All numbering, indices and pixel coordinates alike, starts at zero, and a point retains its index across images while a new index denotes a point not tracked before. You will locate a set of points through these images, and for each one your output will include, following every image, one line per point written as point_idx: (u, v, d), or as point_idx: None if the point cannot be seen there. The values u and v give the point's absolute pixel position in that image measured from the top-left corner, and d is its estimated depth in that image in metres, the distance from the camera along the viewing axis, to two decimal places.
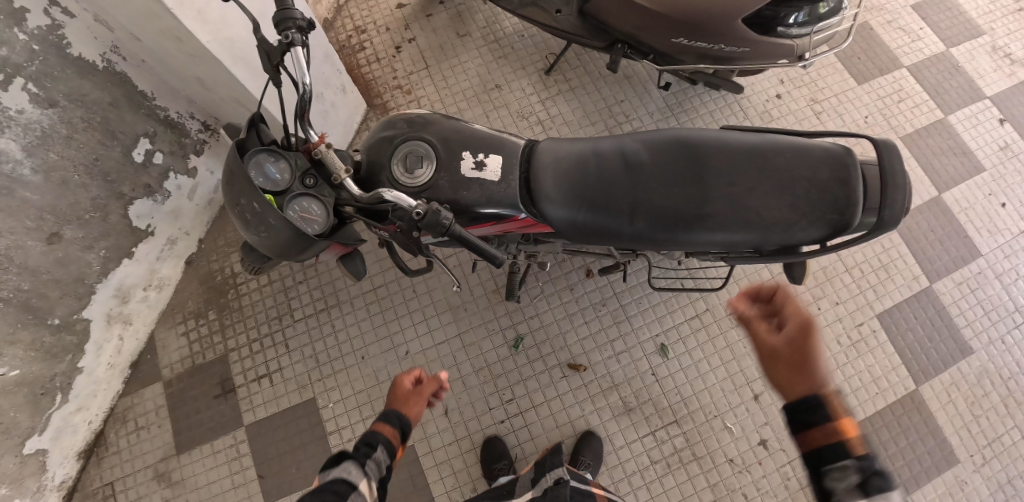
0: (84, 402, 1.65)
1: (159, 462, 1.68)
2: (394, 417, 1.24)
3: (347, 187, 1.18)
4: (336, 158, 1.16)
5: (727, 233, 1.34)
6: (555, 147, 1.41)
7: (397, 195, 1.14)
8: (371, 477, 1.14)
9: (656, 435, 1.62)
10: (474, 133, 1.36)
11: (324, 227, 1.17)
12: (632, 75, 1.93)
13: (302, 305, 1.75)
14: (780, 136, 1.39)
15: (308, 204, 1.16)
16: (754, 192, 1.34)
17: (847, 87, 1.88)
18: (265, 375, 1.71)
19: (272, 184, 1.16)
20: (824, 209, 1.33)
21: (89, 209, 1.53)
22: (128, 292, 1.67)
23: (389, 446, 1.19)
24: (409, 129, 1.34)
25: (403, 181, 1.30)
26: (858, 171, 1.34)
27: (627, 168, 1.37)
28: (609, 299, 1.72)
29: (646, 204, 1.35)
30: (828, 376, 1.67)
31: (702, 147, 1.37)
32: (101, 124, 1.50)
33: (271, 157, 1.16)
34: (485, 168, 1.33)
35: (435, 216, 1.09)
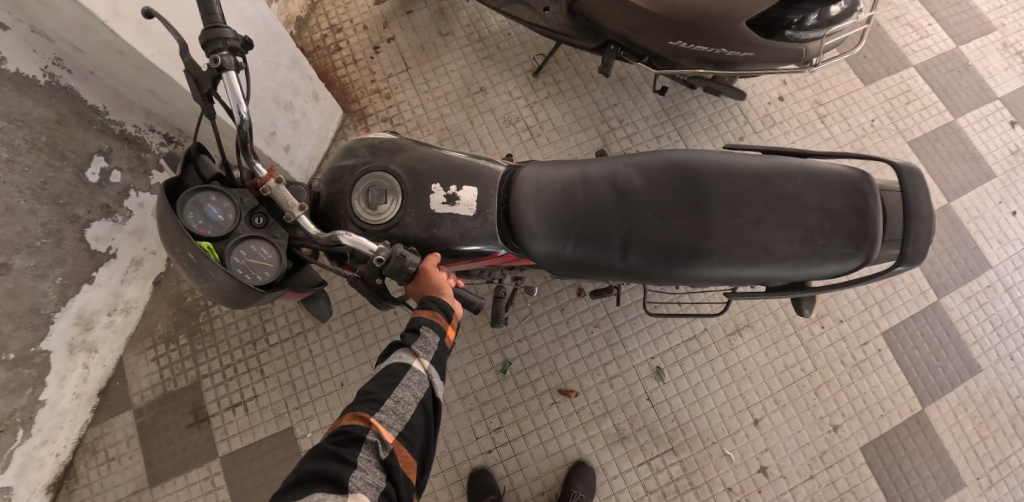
0: (49, 435, 1.55)
1: (130, 495, 1.58)
2: (431, 298, 1.12)
3: (302, 225, 1.08)
4: (288, 194, 1.06)
5: (730, 269, 1.25)
6: (540, 173, 1.32)
7: (354, 239, 1.08)
8: (422, 357, 1.08)
9: (652, 464, 1.57)
10: (444, 162, 1.28)
11: (275, 273, 1.08)
12: (626, 76, 1.82)
13: (277, 328, 1.67)
14: (787, 159, 1.30)
15: (256, 247, 1.08)
16: (760, 225, 1.25)
17: (852, 88, 1.78)
18: (239, 403, 1.63)
19: (214, 226, 1.07)
20: (835, 243, 1.24)
21: (39, 235, 1.44)
22: (91, 318, 1.58)
23: (434, 327, 1.10)
24: (373, 157, 1.27)
25: (365, 217, 1.22)
26: (876, 199, 1.25)
27: (617, 197, 1.28)
28: (602, 320, 1.66)
29: (639, 237, 1.26)
30: (831, 398, 1.60)
31: (702, 175, 1.28)
32: (46, 144, 1.41)
33: (212, 196, 1.08)
34: (457, 202, 1.26)
35: (401, 262, 1.07)
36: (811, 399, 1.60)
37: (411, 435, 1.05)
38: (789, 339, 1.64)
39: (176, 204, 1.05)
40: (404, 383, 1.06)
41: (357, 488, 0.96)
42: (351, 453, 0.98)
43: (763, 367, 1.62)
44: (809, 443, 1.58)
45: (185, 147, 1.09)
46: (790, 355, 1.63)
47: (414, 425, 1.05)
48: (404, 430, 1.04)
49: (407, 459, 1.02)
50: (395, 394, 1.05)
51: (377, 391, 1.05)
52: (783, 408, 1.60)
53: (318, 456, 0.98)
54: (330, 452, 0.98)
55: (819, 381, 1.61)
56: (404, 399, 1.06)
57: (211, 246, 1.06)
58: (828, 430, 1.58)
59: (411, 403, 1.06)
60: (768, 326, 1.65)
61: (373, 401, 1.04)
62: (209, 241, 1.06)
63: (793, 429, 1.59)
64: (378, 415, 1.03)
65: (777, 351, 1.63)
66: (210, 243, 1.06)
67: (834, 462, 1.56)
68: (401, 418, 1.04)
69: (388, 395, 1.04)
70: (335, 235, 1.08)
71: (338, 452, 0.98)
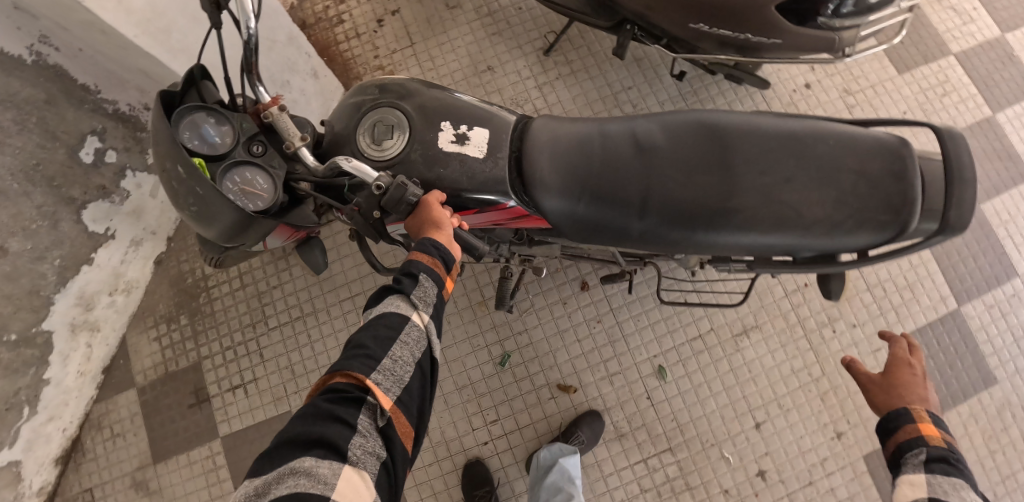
0: (55, 412, 1.57)
1: (135, 470, 1.62)
2: (431, 243, 1.02)
3: (302, 157, 1.05)
4: (290, 124, 1.04)
5: (753, 234, 1.19)
6: (553, 126, 1.27)
7: (356, 165, 1.02)
8: (421, 310, 0.97)
9: (648, 463, 1.56)
10: (457, 102, 1.20)
11: (268, 204, 1.03)
12: (643, 57, 1.73)
13: (276, 312, 1.66)
14: (819, 119, 1.24)
15: (251, 174, 1.03)
16: (791, 186, 1.19)
17: (885, 77, 1.66)
18: (239, 385, 1.64)
19: (209, 147, 1.02)
20: (870, 209, 1.18)
21: (35, 218, 1.43)
22: (92, 298, 1.58)
23: (433, 277, 1.00)
24: (381, 95, 1.20)
25: (367, 152, 1.15)
26: (916, 164, 1.18)
27: (637, 153, 1.22)
28: (605, 316, 1.63)
29: (658, 195, 1.20)
30: (837, 404, 1.57)
31: (729, 132, 1.22)
32: (37, 125, 1.38)
33: (210, 117, 1.03)
34: (466, 142, 1.18)
35: (402, 191, 1.03)
36: (815, 405, 1.57)
37: (410, 400, 0.93)
38: (798, 343, 1.60)
39: (171, 118, 1.00)
40: (403, 340, 0.95)
41: (355, 456, 0.85)
42: (348, 415, 0.87)
43: (769, 371, 1.59)
44: (811, 450, 1.55)
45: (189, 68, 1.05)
46: (798, 358, 1.59)
47: (413, 389, 0.94)
48: (402, 393, 0.92)
49: (405, 427, 0.91)
50: (393, 351, 0.93)
51: (371, 346, 0.93)
52: (787, 413, 1.57)
53: (311, 415, 0.86)
54: (326, 412, 0.87)
55: (826, 387, 1.57)
56: (402, 358, 0.94)
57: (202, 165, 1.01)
58: (831, 437, 1.55)
59: (410, 363, 0.94)
60: (777, 328, 1.61)
61: (366, 358, 0.91)
62: (202, 161, 1.01)
63: (795, 434, 1.56)
64: (375, 375, 0.90)
65: (785, 354, 1.59)
66: (203, 163, 1.01)
67: (835, 469, 1.54)
68: (399, 380, 0.92)
69: (384, 354, 0.92)
70: (333, 161, 1.03)
71: (335, 413, 0.87)
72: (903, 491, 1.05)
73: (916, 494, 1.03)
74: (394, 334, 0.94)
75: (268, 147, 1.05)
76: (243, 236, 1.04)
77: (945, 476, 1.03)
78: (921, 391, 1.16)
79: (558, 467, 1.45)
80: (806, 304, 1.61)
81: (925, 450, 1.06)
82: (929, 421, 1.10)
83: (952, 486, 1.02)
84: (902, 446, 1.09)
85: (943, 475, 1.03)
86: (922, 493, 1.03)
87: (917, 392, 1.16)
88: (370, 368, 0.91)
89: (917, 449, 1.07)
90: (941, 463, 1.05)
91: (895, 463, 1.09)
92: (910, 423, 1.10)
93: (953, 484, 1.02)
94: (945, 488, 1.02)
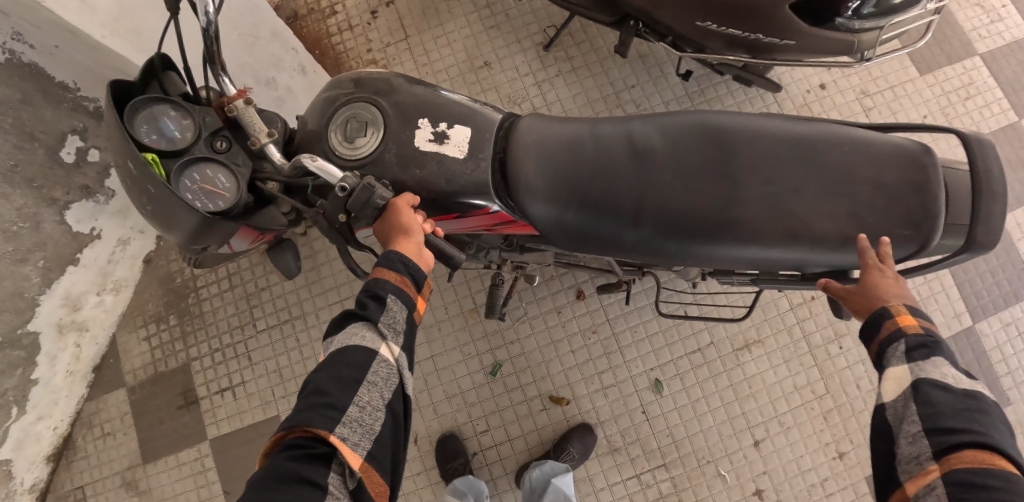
0: (45, 411, 1.56)
1: (126, 470, 1.61)
2: (399, 259, 0.95)
3: (267, 155, 1.04)
4: (256, 118, 1.02)
5: (758, 248, 1.10)
6: (540, 126, 1.18)
7: (320, 165, 0.99)
8: (390, 342, 0.91)
9: (641, 479, 1.51)
10: (438, 98, 1.13)
11: (229, 203, 1.00)
12: (647, 54, 1.67)
13: (265, 314, 1.66)
14: (834, 124, 1.14)
15: (211, 172, 1.00)
16: (799, 195, 1.10)
17: (906, 78, 1.59)
18: (227, 388, 1.64)
19: (168, 142, 1.00)
20: (888, 223, 1.09)
21: (15, 219, 1.40)
22: (79, 299, 1.57)
23: (402, 299, 0.93)
24: (356, 89, 1.12)
25: (339, 150, 1.08)
26: (939, 173, 1.10)
27: (631, 158, 1.14)
28: (601, 326, 1.59)
29: (654, 204, 1.12)
30: (840, 423, 1.51)
31: (733, 137, 1.13)
32: (14, 125, 1.37)
33: (170, 110, 1.01)
34: (445, 141, 1.11)
35: (368, 194, 0.99)
36: (817, 424, 1.52)
37: (380, 452, 0.87)
38: (802, 359, 1.55)
39: (129, 111, 0.98)
40: (371, 382, 0.89)
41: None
42: (314, 476, 0.81)
43: (770, 387, 1.54)
44: (811, 469, 1.50)
45: (150, 59, 1.03)
46: (801, 375, 1.54)
47: (383, 439, 0.88)
48: (373, 448, 0.86)
49: (377, 485, 0.85)
50: (360, 398, 0.87)
51: (333, 392, 0.87)
52: (787, 431, 1.52)
53: (272, 481, 0.80)
54: (290, 476, 0.81)
55: (829, 405, 1.52)
56: (371, 404, 0.88)
57: (157, 159, 0.98)
58: (832, 457, 1.50)
59: (380, 408, 0.89)
60: (780, 343, 1.56)
61: (329, 409, 0.85)
62: (160, 157, 0.99)
63: (796, 453, 1.50)
64: (338, 431, 0.84)
65: (787, 370, 1.55)
66: (158, 157, 0.98)
67: (835, 490, 1.48)
68: (368, 431, 0.87)
69: (350, 402, 0.87)
70: (296, 159, 1.00)
71: (300, 475, 0.81)
72: (886, 385, 0.93)
73: (902, 388, 0.91)
74: (359, 377, 0.88)
75: (232, 144, 1.05)
76: (199, 238, 1.00)
77: (928, 360, 0.91)
78: (894, 286, 1.02)
79: (552, 487, 1.40)
80: (812, 319, 1.56)
81: (904, 341, 0.94)
82: (907, 312, 0.97)
83: (934, 368, 0.90)
84: (882, 343, 0.96)
85: (925, 359, 0.91)
86: (907, 384, 0.90)
87: (889, 283, 1.01)
88: (331, 424, 0.84)
89: (895, 341, 0.95)
90: (922, 347, 0.93)
91: (878, 362, 0.97)
92: (889, 319, 0.97)
93: (934, 363, 0.90)
94: (927, 372, 0.90)
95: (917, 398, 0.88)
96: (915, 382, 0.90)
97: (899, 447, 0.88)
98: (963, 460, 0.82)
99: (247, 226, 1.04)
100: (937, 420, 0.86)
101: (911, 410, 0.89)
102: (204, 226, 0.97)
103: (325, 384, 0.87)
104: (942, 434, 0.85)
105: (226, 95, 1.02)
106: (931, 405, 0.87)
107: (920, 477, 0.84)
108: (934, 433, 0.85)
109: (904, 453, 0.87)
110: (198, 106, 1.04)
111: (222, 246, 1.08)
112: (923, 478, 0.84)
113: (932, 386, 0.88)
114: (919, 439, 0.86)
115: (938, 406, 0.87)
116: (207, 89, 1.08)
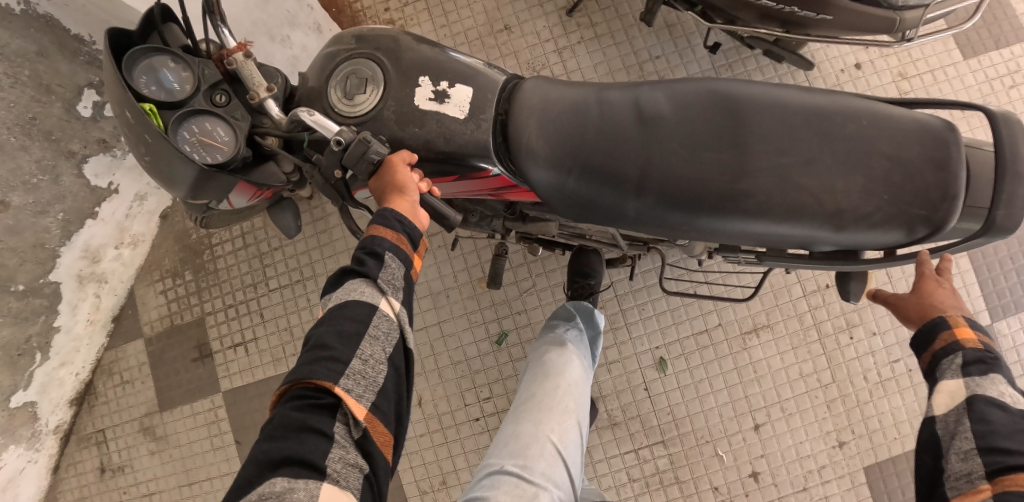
0: (67, 357, 1.63)
1: (144, 416, 1.68)
2: (395, 218, 0.96)
3: (267, 109, 1.06)
4: (254, 71, 1.05)
5: (766, 222, 1.06)
6: (545, 88, 1.15)
7: (318, 119, 1.01)
8: (390, 296, 0.92)
9: (639, 454, 1.53)
10: (441, 56, 1.11)
11: (228, 156, 1.03)
12: (675, 24, 1.63)
13: (277, 274, 1.69)
14: (852, 96, 1.09)
15: (210, 125, 1.03)
16: (811, 168, 1.05)
17: (948, 61, 1.55)
18: (240, 343, 1.68)
19: (167, 93, 1.03)
20: (903, 201, 1.05)
21: (35, 172, 1.43)
22: (98, 251, 1.61)
23: (399, 257, 0.94)
24: (358, 45, 1.12)
25: (339, 107, 1.09)
26: (960, 153, 1.05)
27: (639, 123, 1.09)
28: (609, 302, 1.59)
29: (660, 171, 1.08)
30: (844, 413, 1.51)
31: (745, 105, 1.08)
32: (30, 78, 1.37)
33: (170, 62, 1.04)
34: (446, 101, 1.09)
35: (364, 148, 1.00)
36: (820, 412, 1.51)
37: (385, 405, 0.88)
38: (810, 346, 1.54)
39: (129, 61, 1.01)
40: (372, 335, 0.89)
41: (335, 473, 0.81)
42: (321, 425, 0.83)
43: (775, 373, 1.54)
44: (810, 455, 1.50)
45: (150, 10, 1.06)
46: (808, 363, 1.53)
47: (388, 391, 0.89)
48: (378, 399, 0.87)
49: (383, 435, 0.87)
50: (363, 350, 0.88)
51: (336, 346, 0.87)
52: (789, 417, 1.52)
53: (282, 429, 0.82)
54: (299, 424, 0.82)
55: (835, 395, 1.51)
56: (373, 357, 0.89)
57: (155, 110, 1.01)
58: (832, 445, 1.50)
59: (382, 362, 0.89)
60: (790, 329, 1.55)
61: (333, 362, 0.86)
62: (159, 108, 1.02)
63: (795, 439, 1.51)
64: (344, 382, 0.85)
65: (794, 357, 1.54)
66: (156, 108, 1.02)
67: (832, 478, 1.49)
68: (372, 383, 0.88)
69: (353, 355, 0.87)
70: (294, 113, 1.02)
71: (308, 423, 0.83)
72: (939, 398, 0.96)
73: (955, 403, 0.94)
74: (362, 329, 0.89)
75: (232, 98, 1.07)
76: (198, 191, 1.04)
77: (984, 377, 0.94)
78: (950, 294, 1.08)
79: None
80: (824, 307, 1.54)
81: (961, 355, 0.98)
82: (965, 325, 1.01)
83: (992, 384, 0.93)
84: (936, 354, 1.00)
85: (981, 376, 0.95)
86: (961, 399, 0.94)
87: (945, 292, 1.08)
88: (337, 374, 0.85)
89: (951, 353, 0.99)
90: (979, 363, 0.96)
91: (930, 373, 1.01)
92: (946, 330, 1.01)
93: (991, 381, 0.94)
94: (985, 388, 0.93)
95: (970, 414, 0.92)
96: (971, 398, 0.93)
97: (949, 463, 0.92)
98: (1017, 482, 0.85)
99: (245, 181, 1.08)
100: (992, 439, 0.89)
101: (964, 426, 0.92)
102: (202, 179, 1.01)
103: (327, 336, 0.88)
104: (996, 454, 0.88)
105: (226, 47, 1.04)
106: (988, 423, 0.90)
107: (971, 492, 0.88)
108: (988, 451, 0.88)
109: (955, 469, 0.91)
110: (198, 57, 1.06)
111: (223, 202, 1.13)
112: (974, 495, 0.88)
113: (988, 404, 0.92)
114: (972, 456, 0.90)
115: (993, 423, 0.90)
116: (208, 41, 1.09)
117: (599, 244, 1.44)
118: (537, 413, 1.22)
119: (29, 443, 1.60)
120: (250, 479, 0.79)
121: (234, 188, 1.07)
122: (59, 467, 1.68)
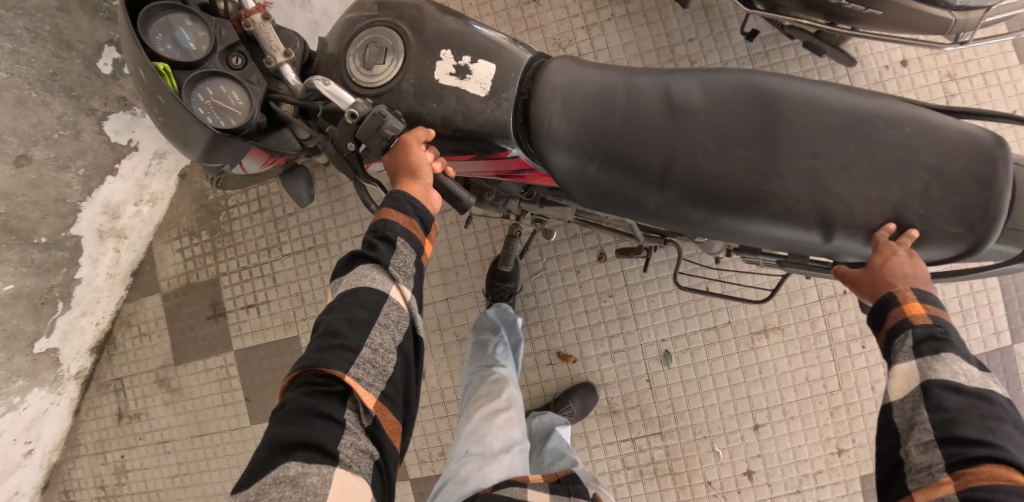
0: (88, 308, 1.69)
1: (159, 368, 1.75)
2: (408, 201, 0.95)
3: (283, 74, 1.03)
4: (273, 35, 1.01)
5: (789, 228, 1.01)
6: (571, 70, 1.09)
7: (333, 90, 0.98)
8: (401, 284, 0.90)
9: (635, 443, 1.54)
10: (463, 28, 1.06)
11: (242, 120, 1.01)
12: (711, 6, 1.55)
13: (290, 240, 1.70)
14: (898, 99, 1.01)
15: (225, 88, 1.01)
16: (845, 177, 0.99)
17: (1002, 65, 1.49)
18: (252, 304, 1.72)
19: (182, 52, 1.00)
20: (941, 218, 0.98)
21: (56, 128, 1.43)
22: (118, 208, 1.64)
23: (411, 242, 0.93)
24: (377, 12, 1.08)
25: (357, 77, 1.06)
26: (1008, 171, 0.97)
27: (665, 115, 1.04)
28: (618, 290, 1.57)
29: (684, 166, 1.02)
30: (847, 421, 1.49)
31: (783, 104, 1.01)
32: (51, 33, 1.34)
33: (187, 20, 1.01)
34: (466, 76, 1.05)
35: (378, 122, 0.98)
36: (823, 418, 1.49)
37: (394, 392, 0.87)
38: (819, 352, 1.51)
39: (145, 18, 0.99)
40: (382, 323, 0.88)
41: (346, 458, 0.81)
42: (331, 410, 0.83)
43: (781, 375, 1.51)
44: (807, 459, 1.49)
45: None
46: (816, 368, 1.50)
47: (397, 379, 0.88)
48: (387, 388, 0.86)
49: (391, 423, 0.86)
50: (373, 339, 0.87)
51: (346, 334, 0.86)
52: (790, 420, 1.50)
53: (294, 415, 0.82)
54: (309, 409, 0.82)
55: (839, 402, 1.49)
56: (383, 347, 0.87)
57: (169, 70, 0.99)
58: (831, 452, 1.49)
59: (392, 351, 0.88)
60: (800, 333, 1.51)
61: (343, 351, 0.85)
62: (172, 68, 1.00)
63: (794, 442, 1.50)
64: (354, 370, 0.84)
65: (802, 361, 1.51)
66: (171, 68, 0.99)
67: (827, 483, 1.48)
68: (381, 372, 0.87)
69: (363, 343, 0.86)
70: (310, 80, 0.99)
71: (319, 410, 0.82)
72: (895, 383, 0.87)
73: (911, 387, 0.85)
74: (371, 317, 0.87)
75: (248, 61, 1.04)
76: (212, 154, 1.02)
77: (937, 355, 0.85)
78: (907, 262, 0.95)
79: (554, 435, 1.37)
80: (839, 314, 1.50)
81: (911, 333, 0.89)
82: (915, 299, 0.92)
83: (945, 366, 0.84)
84: (888, 333, 0.92)
85: (933, 355, 0.86)
86: (915, 384, 0.85)
87: (899, 260, 0.95)
88: (347, 363, 0.84)
89: (902, 332, 0.90)
90: (931, 340, 0.87)
91: (886, 353, 0.92)
92: (896, 306, 0.92)
93: (945, 361, 0.85)
94: (938, 371, 0.84)
95: (928, 402, 0.83)
96: (926, 384, 0.84)
97: (909, 455, 0.83)
98: (979, 477, 0.77)
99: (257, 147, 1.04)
100: (951, 428, 0.80)
101: (923, 415, 0.83)
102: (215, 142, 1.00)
103: (337, 323, 0.87)
104: (957, 445, 0.79)
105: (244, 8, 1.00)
106: (945, 410, 0.82)
107: (929, 487, 0.79)
108: (947, 442, 0.80)
109: (914, 461, 0.82)
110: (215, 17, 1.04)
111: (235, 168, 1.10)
112: (933, 490, 0.79)
113: (944, 389, 0.83)
114: (932, 448, 0.81)
115: (951, 411, 0.81)
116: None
117: (615, 234, 1.39)
118: (479, 418, 1.26)
119: (52, 386, 1.67)
120: (264, 461, 0.79)
121: (247, 153, 1.04)
122: (79, 410, 1.78)
